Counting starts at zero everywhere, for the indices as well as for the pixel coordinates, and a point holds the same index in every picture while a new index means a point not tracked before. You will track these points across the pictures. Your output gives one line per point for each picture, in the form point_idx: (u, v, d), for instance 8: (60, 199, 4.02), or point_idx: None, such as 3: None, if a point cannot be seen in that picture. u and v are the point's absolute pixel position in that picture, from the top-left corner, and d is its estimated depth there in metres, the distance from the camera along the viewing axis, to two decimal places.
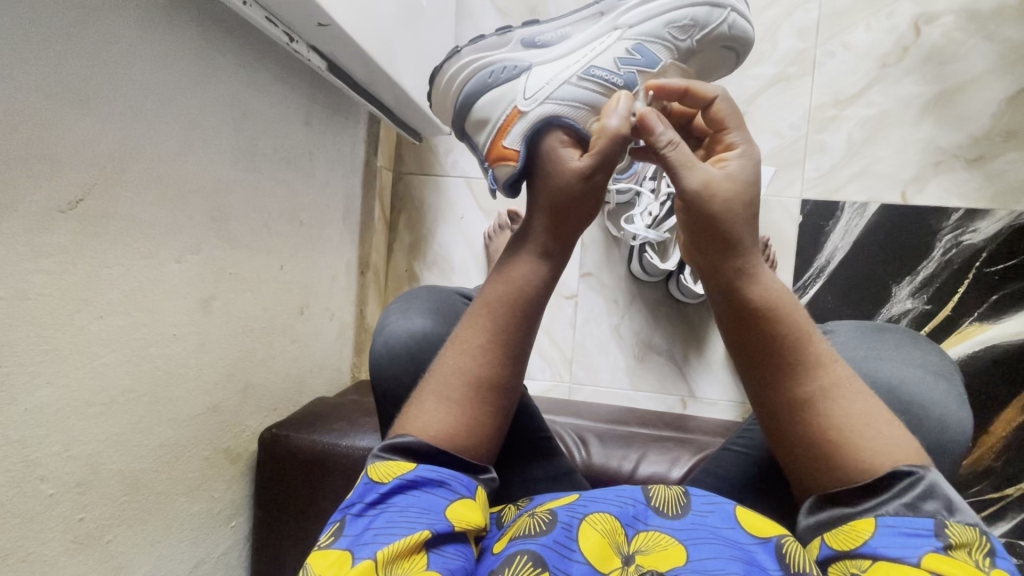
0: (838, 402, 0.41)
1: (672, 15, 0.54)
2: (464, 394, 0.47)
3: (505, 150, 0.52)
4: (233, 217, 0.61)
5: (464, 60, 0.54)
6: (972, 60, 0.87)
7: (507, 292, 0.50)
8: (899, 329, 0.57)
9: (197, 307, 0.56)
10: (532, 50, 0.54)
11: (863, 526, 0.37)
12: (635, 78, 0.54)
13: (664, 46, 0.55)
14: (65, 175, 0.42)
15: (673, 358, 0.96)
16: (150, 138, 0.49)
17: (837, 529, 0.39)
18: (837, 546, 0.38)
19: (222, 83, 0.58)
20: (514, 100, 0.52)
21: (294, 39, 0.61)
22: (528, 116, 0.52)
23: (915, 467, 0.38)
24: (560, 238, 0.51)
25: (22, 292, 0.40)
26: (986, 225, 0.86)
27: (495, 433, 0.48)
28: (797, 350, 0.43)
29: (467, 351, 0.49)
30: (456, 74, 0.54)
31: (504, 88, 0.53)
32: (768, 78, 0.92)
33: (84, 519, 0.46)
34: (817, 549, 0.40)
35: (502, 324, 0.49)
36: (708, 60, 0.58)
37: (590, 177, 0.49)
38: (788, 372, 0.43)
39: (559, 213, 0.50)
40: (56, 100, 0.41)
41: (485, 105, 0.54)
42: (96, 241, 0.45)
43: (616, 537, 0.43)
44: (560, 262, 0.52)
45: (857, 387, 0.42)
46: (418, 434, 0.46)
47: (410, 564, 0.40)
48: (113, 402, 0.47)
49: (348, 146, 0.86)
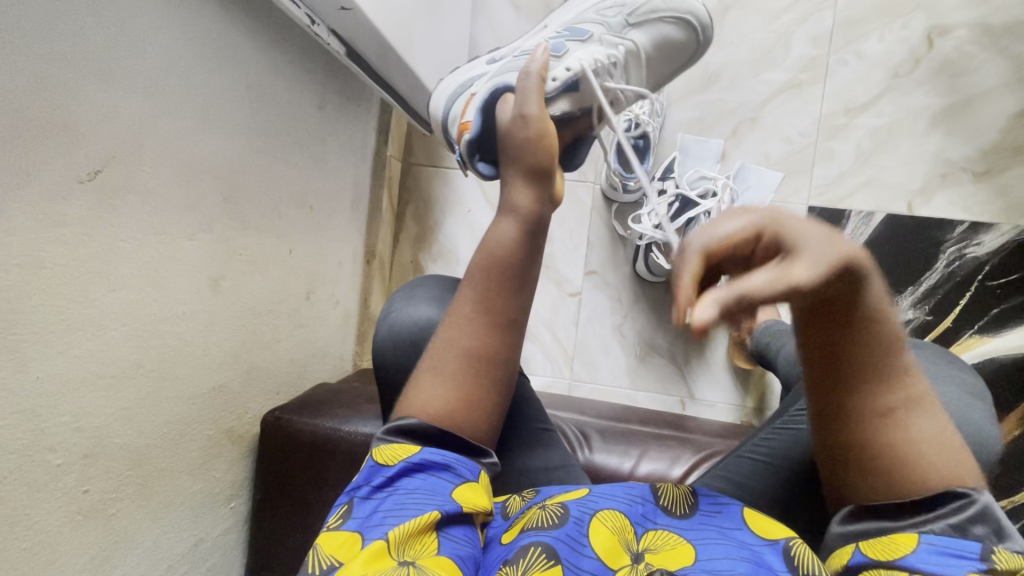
0: (898, 421, 0.39)
1: (600, 5, 0.67)
2: (458, 368, 0.48)
3: (462, 123, 0.61)
4: (245, 198, 0.61)
5: (441, 89, 0.68)
6: (984, 73, 0.88)
7: (486, 262, 0.51)
8: (932, 346, 0.55)
9: (206, 287, 0.56)
10: (492, 62, 0.66)
11: (905, 541, 0.38)
12: (566, 47, 0.63)
13: (596, 22, 0.65)
14: (85, 147, 0.42)
15: (674, 359, 0.96)
16: (168, 113, 0.49)
17: (878, 539, 0.39)
18: (875, 555, 0.38)
19: (240, 64, 0.58)
20: (470, 89, 0.63)
21: (315, 21, 0.61)
22: (479, 92, 0.60)
23: (970, 489, 0.38)
24: (534, 206, 0.52)
25: (39, 262, 0.40)
26: (991, 238, 0.86)
27: (494, 407, 0.49)
28: (877, 362, 0.39)
29: (462, 323, 0.49)
30: (438, 96, 0.69)
31: (465, 89, 0.64)
32: (779, 84, 0.93)
33: (88, 491, 0.46)
34: (848, 555, 0.40)
35: (493, 295, 0.49)
36: (651, 35, 0.67)
37: (523, 114, 0.53)
38: (863, 383, 0.39)
39: (528, 170, 0.52)
40: (79, 72, 0.41)
41: (452, 106, 0.65)
42: (113, 214, 0.45)
43: (626, 534, 0.44)
44: (540, 228, 0.52)
45: (925, 398, 0.40)
46: (420, 413, 0.47)
47: (422, 546, 0.41)
48: (121, 376, 0.47)
49: (359, 134, 0.86)
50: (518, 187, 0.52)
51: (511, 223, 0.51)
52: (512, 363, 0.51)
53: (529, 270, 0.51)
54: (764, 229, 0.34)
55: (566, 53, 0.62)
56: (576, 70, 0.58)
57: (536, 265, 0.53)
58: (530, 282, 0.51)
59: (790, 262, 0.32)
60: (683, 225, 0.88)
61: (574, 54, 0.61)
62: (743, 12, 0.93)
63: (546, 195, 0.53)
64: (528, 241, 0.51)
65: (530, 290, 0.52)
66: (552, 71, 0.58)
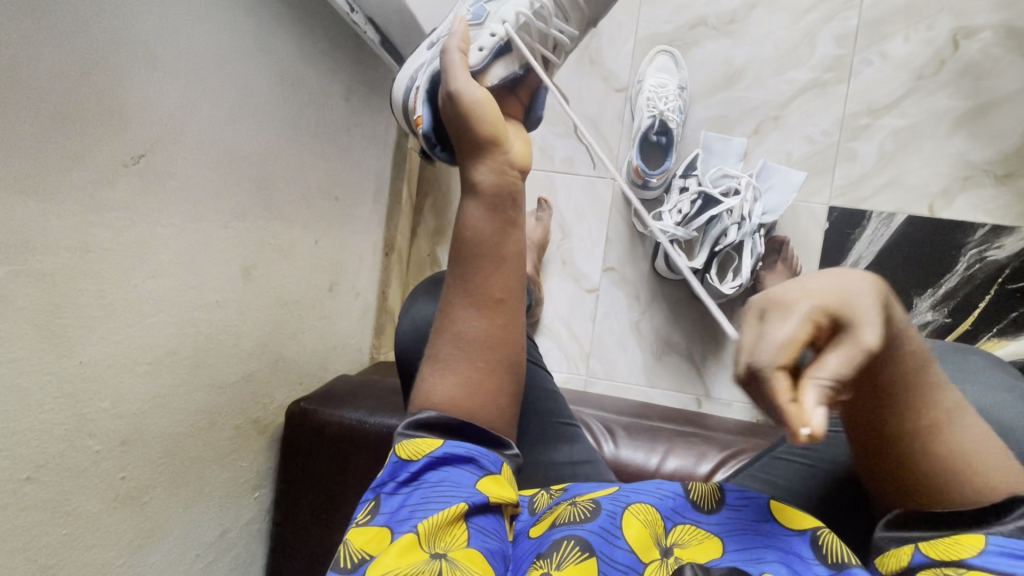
0: (945, 432, 0.37)
1: None
2: (454, 355, 0.49)
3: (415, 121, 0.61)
4: (276, 187, 0.60)
5: (398, 90, 0.66)
6: (1007, 76, 0.88)
7: (460, 247, 0.51)
8: (979, 353, 0.55)
9: (238, 276, 0.56)
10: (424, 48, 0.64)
11: (970, 541, 0.35)
12: (486, 10, 0.61)
13: None
14: (130, 130, 0.42)
15: (691, 357, 0.96)
16: (208, 99, 0.49)
17: (939, 541, 0.36)
18: (936, 555, 0.35)
19: (275, 51, 0.57)
20: (413, 83, 0.63)
21: (354, 9, 0.61)
22: (420, 87, 0.60)
23: None
24: (499, 181, 0.51)
25: (85, 245, 0.40)
26: (1011, 242, 0.86)
27: (496, 386, 0.49)
28: (915, 379, 0.37)
29: (455, 313, 0.50)
30: (393, 99, 0.69)
31: (408, 83, 0.64)
32: (802, 83, 0.92)
33: (125, 478, 0.45)
34: (906, 555, 0.37)
35: (471, 279, 0.50)
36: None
37: (458, 92, 0.52)
38: (907, 403, 0.38)
39: (478, 142, 0.52)
40: (123, 53, 0.40)
41: (403, 104, 0.65)
42: (154, 200, 0.45)
43: (656, 528, 0.44)
44: (511, 204, 0.52)
45: (965, 407, 0.38)
46: (427, 405, 0.48)
47: (452, 538, 0.41)
48: (158, 362, 0.47)
49: (383, 125, 0.86)
50: (483, 169, 0.51)
51: (478, 206, 0.51)
52: (513, 346, 0.51)
53: (505, 246, 0.51)
54: (808, 305, 0.33)
55: (488, 15, 0.60)
56: (502, 35, 0.58)
57: (515, 236, 0.52)
58: (512, 254, 0.51)
59: (846, 336, 0.33)
60: (705, 223, 0.88)
61: (497, 16, 0.60)
62: (768, 10, 0.93)
63: (507, 162, 0.52)
64: (497, 216, 0.51)
65: (511, 265, 0.51)
66: (477, 42, 0.58)
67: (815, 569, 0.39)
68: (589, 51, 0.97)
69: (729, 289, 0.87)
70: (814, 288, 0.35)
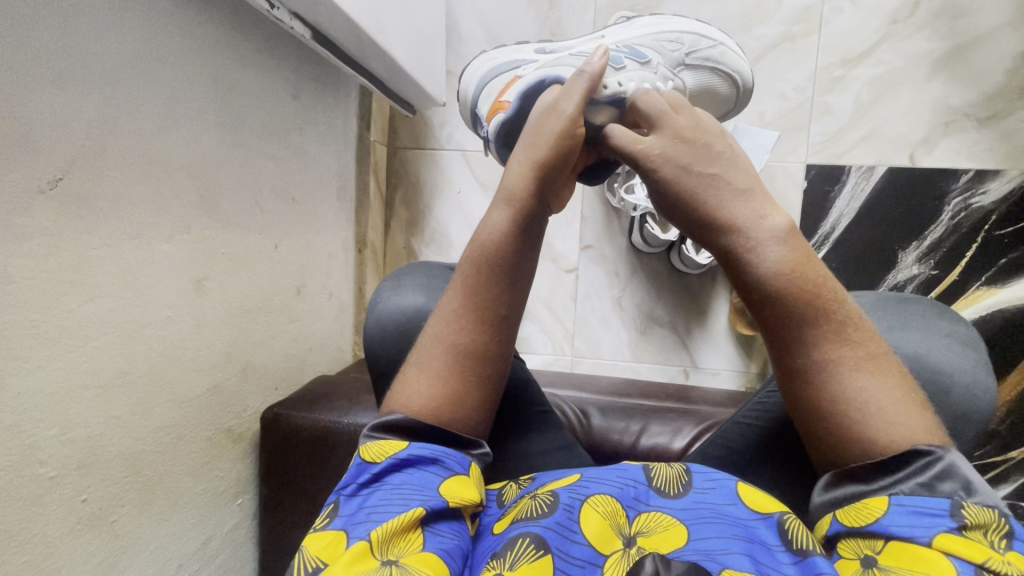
0: (843, 375, 0.38)
1: (660, 31, 0.60)
2: (443, 363, 0.45)
3: (500, 103, 0.59)
4: (222, 195, 0.59)
5: (488, 58, 0.65)
6: (987, 13, 0.84)
7: (478, 253, 0.47)
8: (924, 299, 0.52)
9: (190, 289, 0.55)
10: (544, 51, 0.62)
11: (875, 504, 0.35)
12: (624, 61, 0.56)
13: (654, 50, 0.59)
14: (40, 157, 0.40)
15: (675, 330, 0.95)
16: (128, 114, 0.47)
17: (851, 504, 0.36)
18: (850, 522, 0.36)
19: (203, 55, 0.55)
20: (517, 70, 0.60)
21: (274, 5, 0.59)
22: (524, 77, 0.58)
23: (934, 446, 0.35)
24: (532, 190, 0.48)
25: (6, 275, 0.39)
26: (997, 186, 0.83)
27: (479, 402, 0.46)
28: (823, 316, 0.38)
29: (444, 318, 0.47)
30: (466, 89, 0.67)
31: (507, 72, 0.62)
32: (772, 37, 0.88)
33: (86, 500, 0.46)
34: (827, 524, 0.38)
35: (478, 290, 0.46)
36: (701, 81, 0.61)
37: (556, 107, 0.50)
38: (811, 338, 0.39)
39: (540, 164, 0.49)
40: (30, 79, 0.39)
41: (489, 87, 0.63)
42: (78, 222, 0.44)
43: (618, 519, 0.42)
44: (532, 224, 0.49)
45: (880, 354, 0.38)
46: (402, 407, 0.44)
47: (406, 543, 0.38)
48: (107, 385, 0.47)
49: (339, 120, 0.84)
50: (516, 171, 0.49)
51: (506, 216, 0.48)
52: (498, 359, 0.47)
53: (523, 266, 0.48)
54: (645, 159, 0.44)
55: (621, 68, 0.55)
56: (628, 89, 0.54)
57: (532, 256, 0.49)
58: (526, 273, 0.48)
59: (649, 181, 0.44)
60: None
61: (626, 75, 0.55)
62: None
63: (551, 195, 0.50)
64: (521, 235, 0.48)
65: (522, 287, 0.48)
66: (607, 80, 0.53)
67: (778, 557, 0.38)
68: (548, 23, 0.91)
69: (704, 260, 0.86)
70: (665, 172, 0.43)
